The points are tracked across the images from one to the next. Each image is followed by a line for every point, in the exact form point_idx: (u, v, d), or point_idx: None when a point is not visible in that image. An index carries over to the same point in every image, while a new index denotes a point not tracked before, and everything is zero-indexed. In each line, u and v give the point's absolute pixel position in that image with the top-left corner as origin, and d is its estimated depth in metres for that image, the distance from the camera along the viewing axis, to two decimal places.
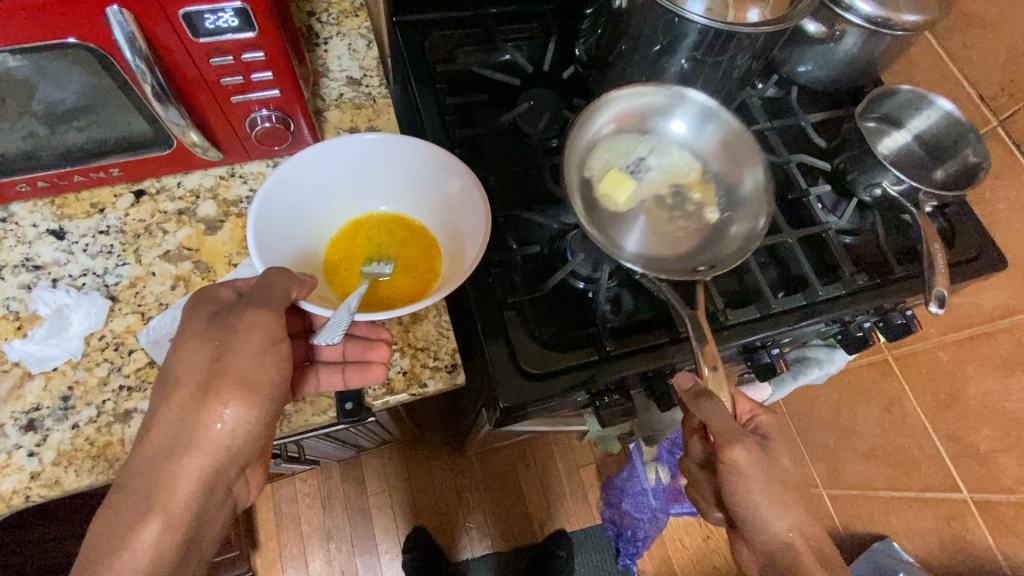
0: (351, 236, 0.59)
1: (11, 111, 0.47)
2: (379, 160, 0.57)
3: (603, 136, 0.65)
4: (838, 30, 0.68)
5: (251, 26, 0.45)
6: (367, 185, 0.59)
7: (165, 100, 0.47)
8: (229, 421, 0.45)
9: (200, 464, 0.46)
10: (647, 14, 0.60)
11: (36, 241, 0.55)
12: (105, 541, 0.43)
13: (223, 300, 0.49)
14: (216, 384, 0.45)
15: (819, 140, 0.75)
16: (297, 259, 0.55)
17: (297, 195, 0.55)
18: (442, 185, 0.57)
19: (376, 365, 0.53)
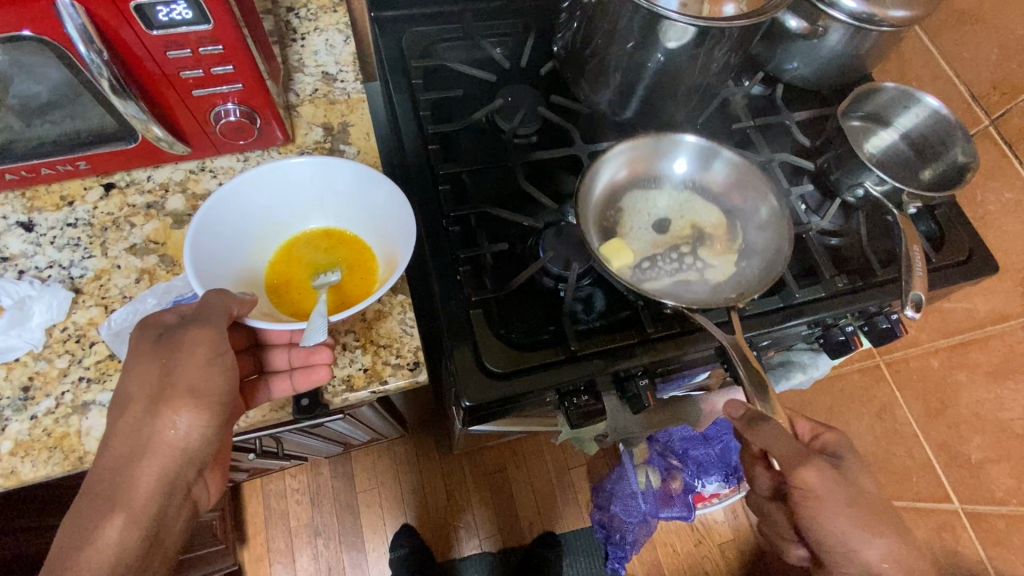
0: (288, 256, 0.59)
1: None
2: (295, 179, 0.57)
3: (608, 197, 0.64)
4: (821, 25, 0.67)
5: (206, 18, 0.45)
6: (294, 205, 0.59)
7: (123, 93, 0.46)
8: (184, 425, 0.46)
9: (159, 465, 0.46)
10: (620, 9, 0.59)
11: (5, 233, 0.56)
12: (65, 548, 0.43)
13: (167, 323, 0.49)
14: (166, 395, 0.46)
15: (803, 139, 0.73)
16: (236, 282, 0.54)
17: (226, 219, 0.55)
18: (370, 194, 0.57)
19: (318, 367, 0.52)
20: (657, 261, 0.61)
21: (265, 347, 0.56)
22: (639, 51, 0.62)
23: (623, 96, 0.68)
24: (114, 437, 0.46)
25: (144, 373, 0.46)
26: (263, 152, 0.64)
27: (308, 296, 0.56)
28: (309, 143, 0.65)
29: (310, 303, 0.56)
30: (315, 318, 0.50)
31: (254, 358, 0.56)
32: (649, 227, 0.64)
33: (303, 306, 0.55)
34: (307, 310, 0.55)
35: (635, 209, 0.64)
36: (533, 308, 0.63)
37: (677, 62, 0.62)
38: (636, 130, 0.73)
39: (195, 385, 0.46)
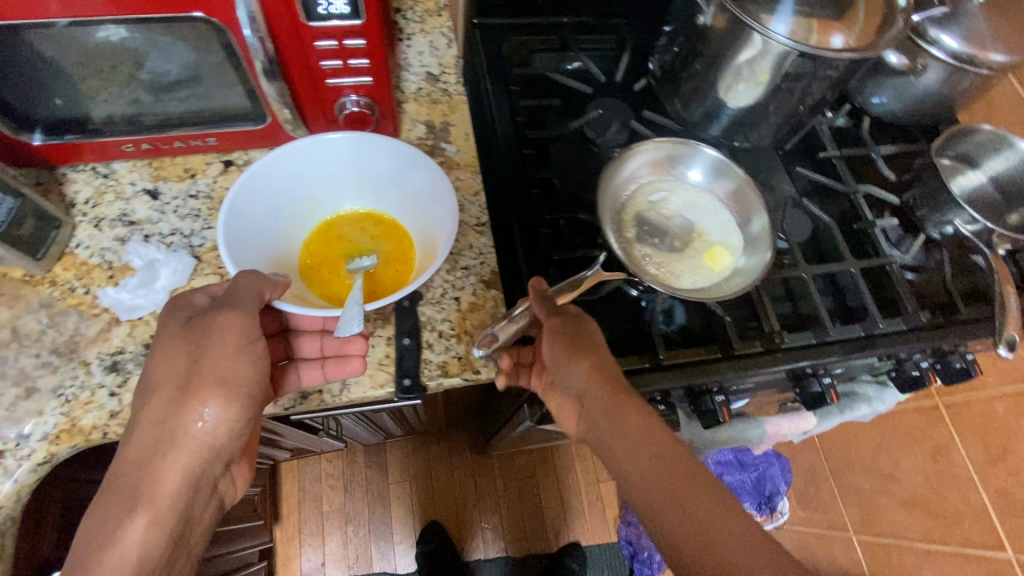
0: (323, 237, 0.61)
1: (121, 75, 0.52)
2: (372, 154, 0.59)
3: (662, 171, 0.67)
4: (920, 64, 0.68)
5: (358, 14, 0.48)
6: (334, 184, 0.61)
7: (271, 75, 0.50)
8: (211, 418, 0.46)
9: (185, 459, 0.46)
10: (726, 33, 0.61)
11: (133, 198, 0.59)
12: (87, 546, 0.42)
13: (198, 306, 0.49)
14: (194, 385, 0.46)
15: (888, 173, 0.74)
16: (270, 258, 0.56)
17: (264, 195, 0.57)
18: (408, 177, 0.59)
19: (352, 358, 0.53)
20: (646, 244, 0.63)
21: (294, 333, 0.57)
22: (738, 76, 0.64)
23: (713, 115, 0.70)
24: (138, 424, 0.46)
25: (173, 355, 0.47)
26: None
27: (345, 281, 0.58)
28: (412, 138, 0.68)
29: (345, 287, 0.57)
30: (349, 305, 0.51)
31: (284, 343, 0.57)
32: (661, 211, 0.66)
33: (337, 290, 0.57)
34: (341, 293, 0.57)
35: (703, 246, 0.64)
36: (618, 315, 0.64)
37: (775, 95, 0.64)
38: (720, 151, 0.74)
39: (224, 375, 0.46)
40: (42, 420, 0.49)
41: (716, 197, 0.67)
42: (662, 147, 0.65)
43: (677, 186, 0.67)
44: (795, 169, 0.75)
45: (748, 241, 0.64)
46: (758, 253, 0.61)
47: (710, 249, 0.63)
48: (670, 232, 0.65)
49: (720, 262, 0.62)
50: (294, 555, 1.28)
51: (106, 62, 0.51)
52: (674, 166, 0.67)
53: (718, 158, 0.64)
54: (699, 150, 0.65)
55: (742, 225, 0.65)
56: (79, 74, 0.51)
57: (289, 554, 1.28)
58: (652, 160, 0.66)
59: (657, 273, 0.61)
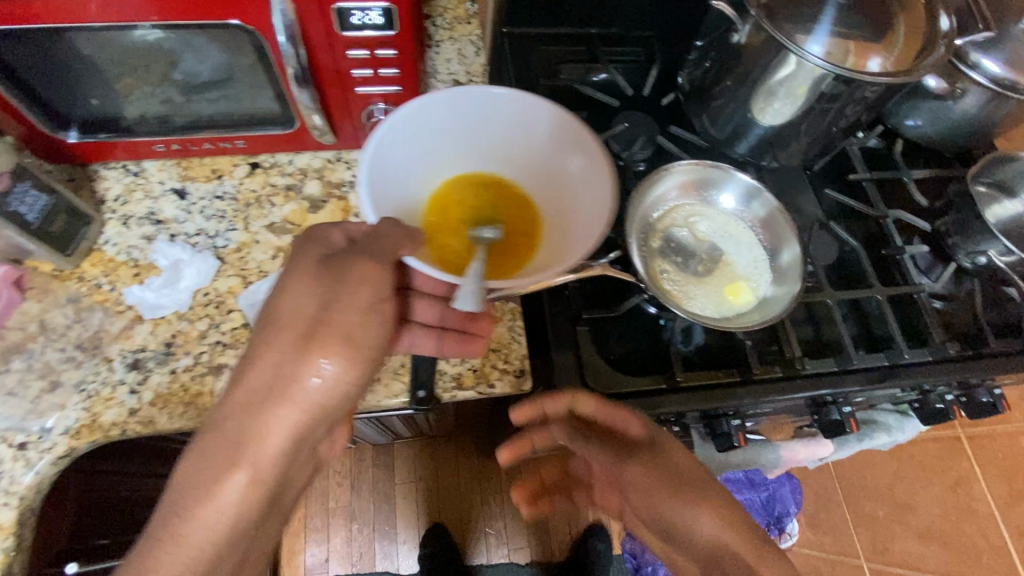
0: (449, 197, 0.59)
1: (154, 75, 0.53)
2: (507, 124, 0.58)
3: (693, 194, 0.66)
4: (959, 88, 0.66)
5: (392, 25, 0.48)
6: (471, 142, 0.60)
7: (302, 82, 0.50)
8: (329, 375, 0.41)
9: (292, 417, 0.41)
10: (759, 51, 0.60)
11: (160, 197, 0.60)
12: (187, 495, 0.40)
13: (332, 244, 0.46)
14: (320, 334, 0.41)
15: (920, 199, 0.72)
16: (401, 204, 0.55)
17: (408, 135, 0.55)
18: (567, 157, 0.57)
19: (474, 339, 0.55)
20: (672, 264, 0.62)
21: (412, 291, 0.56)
22: (771, 96, 0.63)
23: (742, 133, 0.69)
24: (246, 371, 0.42)
25: (296, 296, 0.43)
26: None
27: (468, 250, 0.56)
28: None
29: (467, 254, 0.55)
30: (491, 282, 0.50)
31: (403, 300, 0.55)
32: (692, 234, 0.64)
33: (457, 253, 0.55)
34: (460, 257, 0.55)
35: (729, 276, 0.62)
36: (635, 332, 0.63)
37: (807, 115, 0.63)
38: (747, 169, 0.73)
39: (351, 331, 0.42)
40: (64, 415, 0.50)
41: (748, 224, 0.65)
42: (693, 169, 0.64)
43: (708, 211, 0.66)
44: (823, 190, 0.73)
45: (775, 276, 0.62)
46: (785, 292, 0.59)
47: (734, 281, 0.62)
48: (697, 255, 0.63)
49: (740, 298, 0.60)
50: (299, 550, 1.30)
51: (141, 62, 0.51)
52: (706, 190, 0.66)
53: (754, 185, 0.63)
54: (732, 174, 0.64)
55: (771, 257, 0.63)
56: (110, 73, 0.52)
57: (294, 548, 1.30)
58: (682, 182, 0.65)
59: (679, 296, 0.60)
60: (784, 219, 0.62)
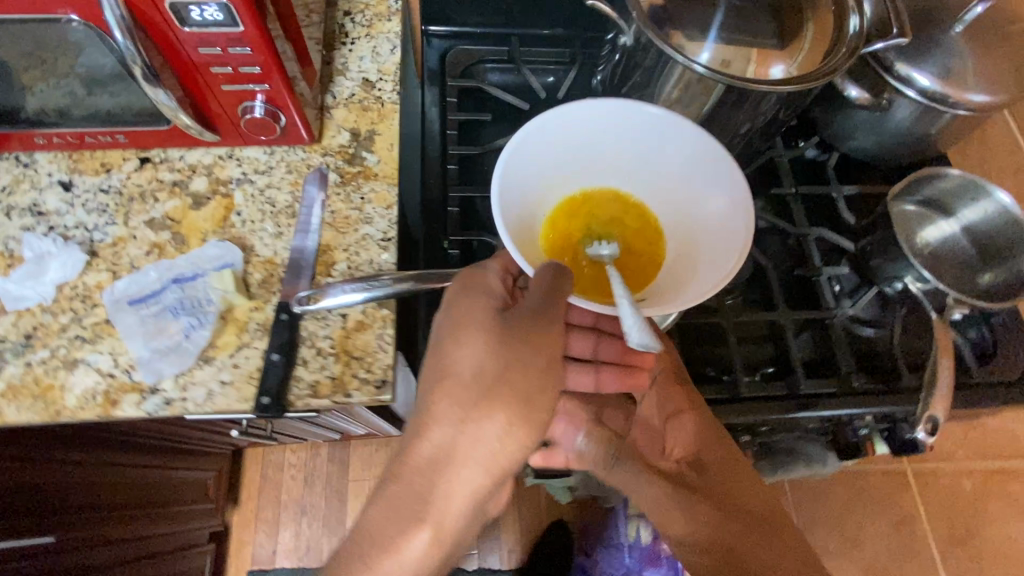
0: (564, 211, 0.54)
1: (59, 67, 0.53)
2: (657, 143, 0.52)
3: None
4: (885, 98, 0.61)
5: (235, 22, 0.47)
6: (611, 153, 0.55)
7: (154, 81, 0.49)
8: (502, 435, 0.47)
9: (477, 478, 0.47)
10: (650, 54, 0.56)
11: (46, 189, 0.60)
12: (369, 548, 0.46)
13: (492, 288, 0.51)
14: (499, 392, 0.47)
15: (848, 217, 0.67)
16: (518, 218, 0.50)
17: (532, 151, 0.51)
18: (695, 177, 0.52)
19: (637, 371, 0.55)
20: None
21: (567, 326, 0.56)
22: (675, 105, 0.59)
23: None
24: (427, 436, 0.47)
25: (464, 351, 0.49)
26: (288, 149, 0.65)
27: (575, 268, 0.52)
28: (333, 146, 0.66)
29: (587, 278, 0.51)
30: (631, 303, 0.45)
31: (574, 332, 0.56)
32: None
33: (580, 278, 0.51)
34: (580, 283, 0.51)
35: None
36: None
37: (715, 117, 0.59)
38: None
39: (521, 391, 0.48)
40: None
41: None
42: None
43: None
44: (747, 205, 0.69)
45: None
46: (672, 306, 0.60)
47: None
48: None
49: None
50: (249, 540, 1.31)
51: (47, 53, 0.52)
52: None
53: None
54: None
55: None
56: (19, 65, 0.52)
57: (244, 538, 1.31)
58: None
59: None
60: None
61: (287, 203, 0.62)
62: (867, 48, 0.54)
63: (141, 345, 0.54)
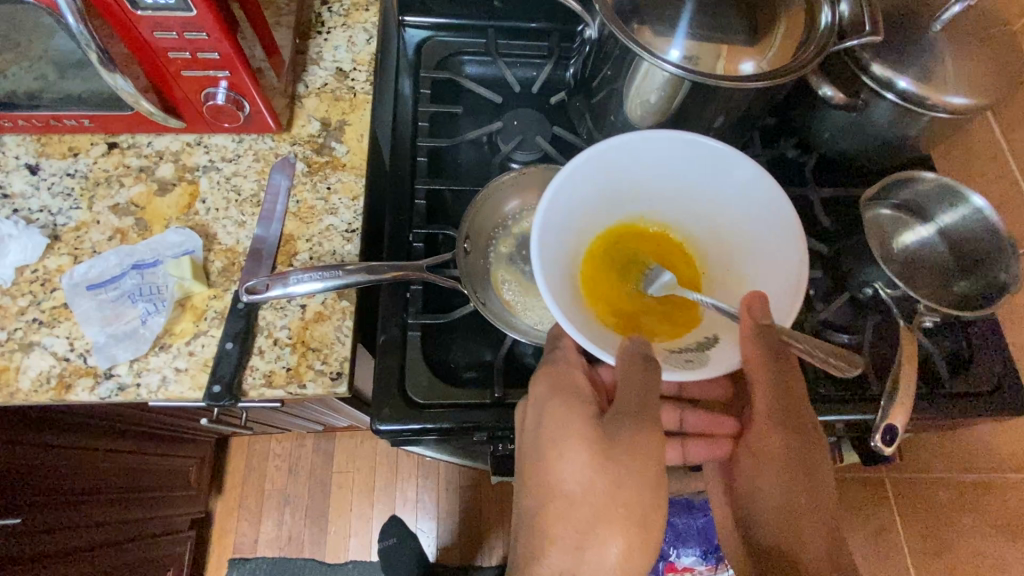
0: (602, 246, 0.57)
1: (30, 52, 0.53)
2: (675, 167, 0.55)
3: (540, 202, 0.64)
4: (862, 99, 0.59)
5: (188, 7, 0.46)
6: (643, 184, 0.56)
7: (111, 67, 0.48)
8: (616, 555, 0.45)
9: None
10: (615, 47, 0.55)
11: (13, 172, 0.61)
12: None
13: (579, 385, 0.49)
14: (612, 515, 0.45)
15: (824, 220, 0.65)
16: (562, 273, 0.51)
17: (572, 199, 0.52)
18: (730, 194, 0.54)
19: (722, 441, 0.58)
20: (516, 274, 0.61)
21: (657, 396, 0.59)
22: (645, 102, 0.58)
23: None
24: (544, 561, 0.46)
25: (568, 464, 0.46)
26: (257, 137, 0.65)
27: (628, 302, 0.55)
28: (303, 135, 0.65)
29: (640, 310, 0.55)
30: (715, 349, 0.49)
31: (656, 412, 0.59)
32: None
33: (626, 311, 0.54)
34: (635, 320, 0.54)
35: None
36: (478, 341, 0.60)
37: (685, 116, 0.57)
38: None
39: (631, 509, 0.45)
40: None
41: None
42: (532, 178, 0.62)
43: None
44: None
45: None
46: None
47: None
48: None
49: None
50: (231, 528, 1.32)
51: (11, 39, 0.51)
52: None
53: None
54: None
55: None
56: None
57: (226, 526, 1.32)
58: (526, 192, 0.63)
59: (522, 310, 0.59)
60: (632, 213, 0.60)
61: (251, 191, 0.62)
62: (840, 45, 0.53)
63: (97, 330, 0.54)
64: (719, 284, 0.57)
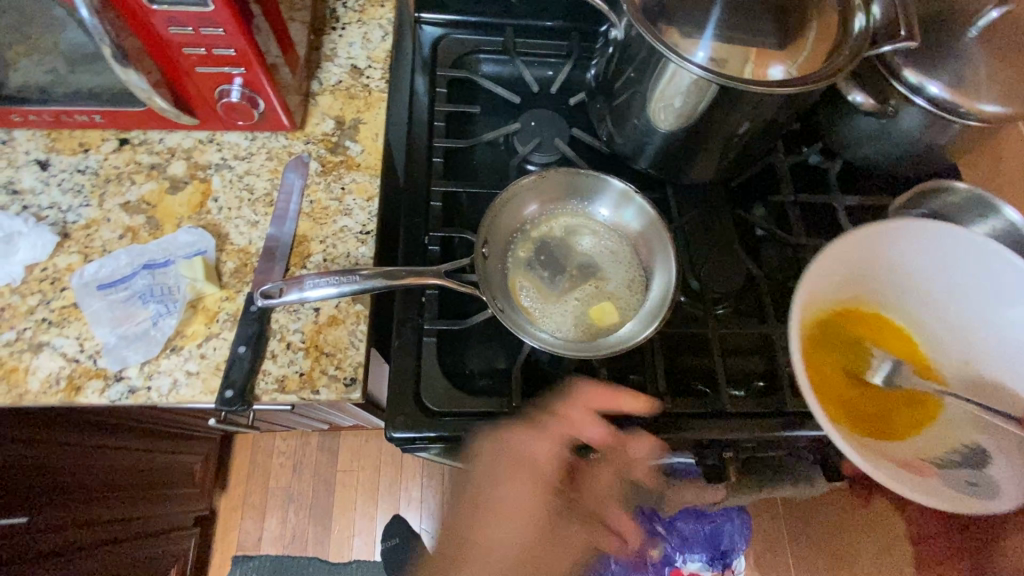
0: (832, 331, 0.53)
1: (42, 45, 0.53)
2: (920, 260, 0.53)
3: (560, 205, 0.63)
4: (892, 105, 0.58)
5: (204, 1, 0.45)
6: (900, 273, 0.54)
7: (125, 63, 0.47)
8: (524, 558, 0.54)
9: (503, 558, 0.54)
10: (641, 47, 0.53)
11: (22, 167, 0.60)
12: None
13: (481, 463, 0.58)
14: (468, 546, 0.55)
15: (849, 228, 0.64)
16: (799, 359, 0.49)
17: (824, 280, 0.51)
18: (997, 290, 0.51)
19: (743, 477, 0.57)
20: (534, 280, 0.59)
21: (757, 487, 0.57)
22: (669, 106, 0.56)
23: (645, 143, 0.62)
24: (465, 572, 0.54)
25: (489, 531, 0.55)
26: (270, 135, 0.64)
27: (848, 390, 0.52)
28: (317, 133, 0.64)
29: (866, 408, 0.52)
30: (996, 468, 0.46)
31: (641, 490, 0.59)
32: (561, 248, 0.61)
33: (850, 405, 0.51)
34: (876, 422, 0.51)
35: (597, 296, 0.59)
36: (496, 348, 0.59)
37: (709, 122, 0.56)
38: (659, 183, 0.67)
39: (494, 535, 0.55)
40: None
41: (622, 235, 0.62)
42: (554, 181, 0.61)
43: (578, 223, 0.63)
44: (747, 211, 0.66)
45: (645, 303, 0.58)
46: (648, 323, 0.55)
47: (601, 303, 0.59)
48: (563, 271, 0.60)
49: (603, 322, 0.58)
50: (235, 525, 1.32)
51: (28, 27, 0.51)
52: (575, 200, 0.63)
53: (623, 189, 0.60)
54: (600, 180, 0.61)
55: (646, 278, 0.60)
56: (1, 40, 0.52)
57: (231, 523, 1.32)
58: (546, 195, 0.62)
59: (541, 317, 0.58)
60: (654, 218, 0.59)
61: (264, 190, 0.61)
62: (874, 50, 0.51)
63: (108, 331, 0.53)
64: (960, 375, 0.53)
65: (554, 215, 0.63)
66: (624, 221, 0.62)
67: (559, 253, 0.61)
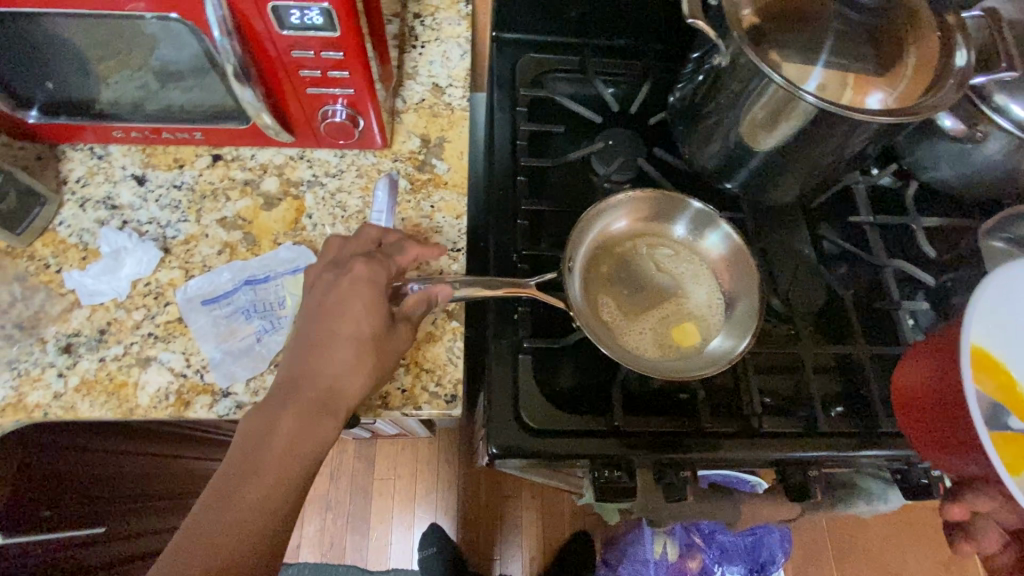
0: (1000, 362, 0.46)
1: (132, 62, 0.52)
2: None
3: (641, 224, 0.64)
4: (979, 131, 0.59)
5: (332, 26, 0.46)
6: None
7: (243, 80, 0.48)
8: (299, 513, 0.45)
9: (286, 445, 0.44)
10: (741, 71, 0.54)
11: (120, 182, 0.60)
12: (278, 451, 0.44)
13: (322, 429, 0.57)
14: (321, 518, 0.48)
15: (929, 250, 0.65)
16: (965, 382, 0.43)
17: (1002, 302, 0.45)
18: None
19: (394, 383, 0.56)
20: (618, 299, 0.60)
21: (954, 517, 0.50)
22: (762, 128, 0.57)
23: (730, 165, 0.63)
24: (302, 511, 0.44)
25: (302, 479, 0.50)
26: (357, 153, 0.65)
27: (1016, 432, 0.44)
28: (403, 152, 0.65)
29: None
30: None
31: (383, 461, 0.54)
32: (642, 267, 0.62)
33: None
34: None
35: (677, 316, 0.60)
36: (586, 367, 0.60)
37: (804, 148, 0.57)
38: (737, 202, 0.68)
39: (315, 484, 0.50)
40: None
41: (701, 256, 0.63)
42: (637, 200, 0.62)
43: (658, 242, 0.63)
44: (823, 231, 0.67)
45: (724, 326, 0.59)
46: (738, 339, 0.57)
47: (683, 324, 0.59)
48: (646, 289, 0.61)
49: (683, 342, 0.58)
50: None
51: (121, 46, 0.50)
52: (655, 220, 0.64)
53: (701, 209, 0.61)
54: (681, 202, 0.62)
55: (727, 302, 0.61)
56: (94, 54, 0.51)
57: None
58: (629, 213, 0.63)
59: (627, 335, 0.58)
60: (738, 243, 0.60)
61: (357, 208, 0.62)
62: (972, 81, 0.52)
63: (214, 346, 0.54)
64: None
65: (637, 234, 0.63)
66: (704, 242, 0.63)
67: (642, 272, 0.62)
